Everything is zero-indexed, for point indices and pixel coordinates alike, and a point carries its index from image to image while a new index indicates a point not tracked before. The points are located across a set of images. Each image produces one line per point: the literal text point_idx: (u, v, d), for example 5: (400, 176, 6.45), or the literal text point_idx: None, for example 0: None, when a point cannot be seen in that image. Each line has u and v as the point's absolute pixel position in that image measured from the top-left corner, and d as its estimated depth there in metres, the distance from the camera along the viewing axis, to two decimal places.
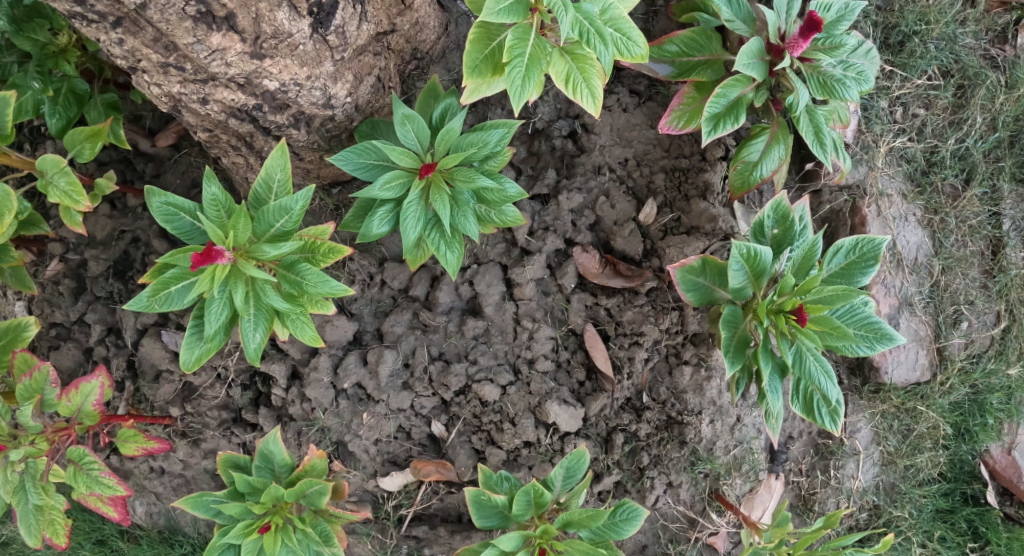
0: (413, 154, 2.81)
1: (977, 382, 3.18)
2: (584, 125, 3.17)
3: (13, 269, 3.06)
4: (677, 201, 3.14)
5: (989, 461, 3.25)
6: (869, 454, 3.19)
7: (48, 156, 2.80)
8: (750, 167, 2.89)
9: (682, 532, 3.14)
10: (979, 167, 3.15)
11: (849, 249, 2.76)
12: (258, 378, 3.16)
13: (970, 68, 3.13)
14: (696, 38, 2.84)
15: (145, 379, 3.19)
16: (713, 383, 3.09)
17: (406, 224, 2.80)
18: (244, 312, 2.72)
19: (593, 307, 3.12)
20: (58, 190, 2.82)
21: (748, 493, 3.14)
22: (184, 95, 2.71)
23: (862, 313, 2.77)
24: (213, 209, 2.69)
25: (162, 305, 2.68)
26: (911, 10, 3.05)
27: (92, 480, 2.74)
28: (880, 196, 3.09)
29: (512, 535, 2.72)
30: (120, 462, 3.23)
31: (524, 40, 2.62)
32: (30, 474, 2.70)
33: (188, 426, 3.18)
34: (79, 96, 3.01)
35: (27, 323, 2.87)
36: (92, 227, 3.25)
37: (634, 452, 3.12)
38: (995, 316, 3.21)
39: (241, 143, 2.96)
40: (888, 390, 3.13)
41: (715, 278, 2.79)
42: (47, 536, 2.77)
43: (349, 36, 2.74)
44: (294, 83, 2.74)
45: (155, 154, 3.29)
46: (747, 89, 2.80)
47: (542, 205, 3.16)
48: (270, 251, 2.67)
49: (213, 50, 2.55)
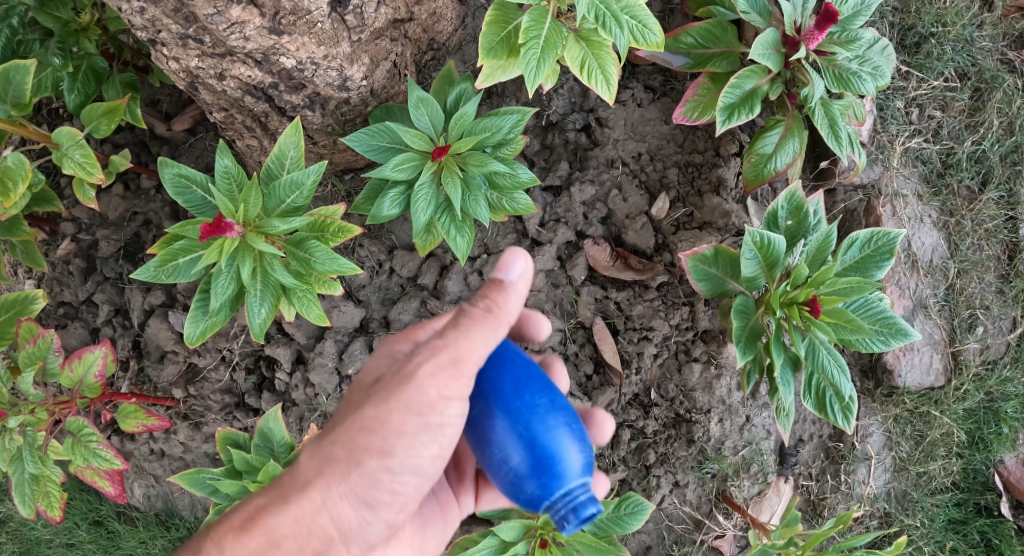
0: (426, 137, 2.81)
1: (992, 389, 3.13)
2: (599, 119, 3.16)
3: (24, 245, 3.04)
4: (690, 197, 3.10)
5: (1003, 472, 3.16)
6: (880, 460, 3.13)
7: (65, 128, 2.79)
8: (765, 159, 2.86)
9: (687, 534, 3.07)
10: (997, 170, 3.12)
11: (865, 242, 2.72)
12: (263, 361, 3.14)
13: (987, 71, 3.12)
14: (712, 30, 2.84)
15: (149, 359, 3.18)
16: (723, 381, 3.01)
17: (416, 206, 2.79)
18: (250, 287, 2.70)
19: (602, 301, 3.10)
20: (73, 162, 2.80)
21: (756, 496, 3.07)
22: (202, 70, 2.73)
23: (877, 308, 2.71)
24: (225, 181, 2.69)
25: (169, 276, 2.68)
26: (927, 12, 3.07)
27: (90, 452, 2.72)
28: (895, 196, 3.05)
29: (512, 524, 2.67)
30: (121, 443, 3.20)
31: (540, 23, 2.63)
32: (27, 443, 2.70)
33: (190, 408, 3.17)
34: (98, 73, 3.03)
35: (35, 296, 2.84)
36: (105, 206, 3.24)
37: (640, 450, 3.09)
38: (1011, 322, 3.16)
39: (256, 124, 2.98)
40: (901, 394, 3.08)
41: (727, 269, 2.76)
42: (41, 508, 2.76)
43: (366, 17, 2.75)
44: (311, 62, 2.75)
45: (170, 137, 3.29)
46: (762, 81, 2.80)
47: (554, 196, 3.15)
48: (279, 225, 2.66)
49: (232, 22, 2.56)
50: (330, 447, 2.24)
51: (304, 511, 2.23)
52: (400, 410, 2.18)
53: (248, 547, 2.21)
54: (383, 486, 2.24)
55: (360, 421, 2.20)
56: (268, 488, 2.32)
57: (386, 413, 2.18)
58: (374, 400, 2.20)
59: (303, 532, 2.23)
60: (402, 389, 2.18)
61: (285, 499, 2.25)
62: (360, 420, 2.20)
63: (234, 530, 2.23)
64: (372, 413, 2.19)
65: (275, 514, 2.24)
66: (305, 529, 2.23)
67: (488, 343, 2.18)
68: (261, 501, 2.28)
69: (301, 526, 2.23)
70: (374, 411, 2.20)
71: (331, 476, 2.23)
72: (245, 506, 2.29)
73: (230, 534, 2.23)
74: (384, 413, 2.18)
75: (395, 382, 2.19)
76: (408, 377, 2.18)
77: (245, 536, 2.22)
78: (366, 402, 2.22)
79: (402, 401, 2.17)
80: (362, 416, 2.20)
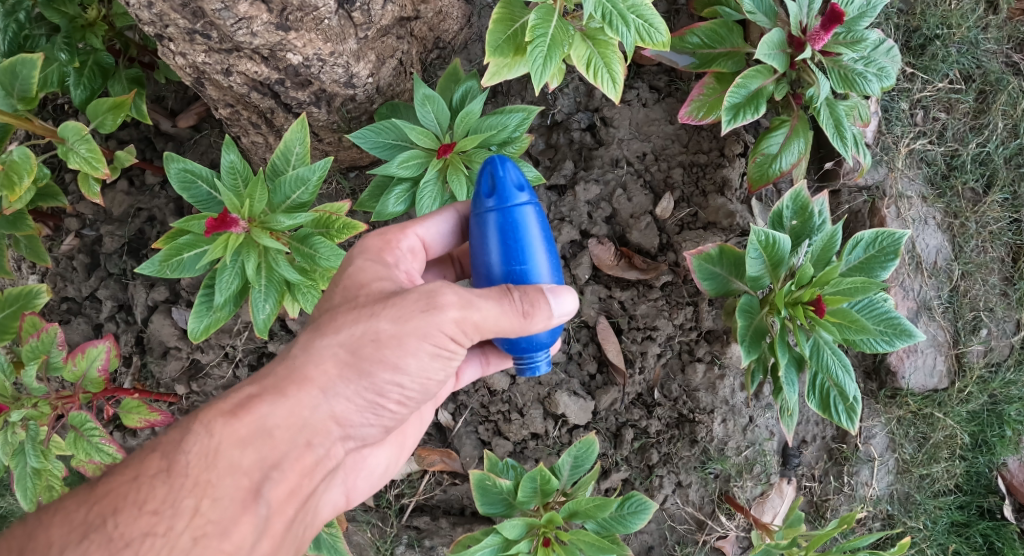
0: (432, 134, 2.81)
1: (995, 392, 3.13)
2: (604, 118, 3.16)
3: (28, 240, 3.03)
4: (695, 197, 3.10)
5: (1007, 475, 3.16)
6: (884, 462, 3.12)
7: (70, 123, 2.77)
8: (770, 159, 2.86)
9: (690, 534, 3.07)
10: (1001, 172, 3.12)
11: (869, 243, 2.72)
12: (266, 358, 3.15)
13: (992, 73, 3.13)
14: (718, 30, 2.84)
15: (153, 355, 3.18)
16: (726, 381, 3.01)
17: (422, 203, 2.80)
18: (255, 283, 2.69)
19: (606, 300, 3.10)
20: (78, 157, 2.79)
21: (759, 496, 3.07)
22: (208, 66, 2.73)
23: (882, 308, 2.71)
24: (230, 177, 2.69)
25: (174, 271, 2.69)
26: (932, 14, 3.07)
27: (92, 447, 2.71)
28: (900, 198, 3.06)
29: (516, 522, 2.69)
30: (123, 439, 3.20)
31: (547, 21, 2.63)
32: (29, 437, 2.70)
33: (193, 405, 3.18)
34: (104, 69, 3.01)
35: (38, 291, 2.84)
36: (110, 202, 3.23)
37: (643, 449, 3.09)
38: (1015, 325, 3.16)
39: (261, 121, 2.98)
40: (905, 395, 3.08)
41: (732, 268, 2.76)
42: (42, 501, 2.75)
43: (373, 14, 2.75)
44: (317, 58, 2.75)
45: (175, 134, 3.29)
46: (767, 81, 2.80)
47: (558, 195, 3.15)
48: (284, 221, 2.66)
49: (239, 18, 2.55)
50: (336, 348, 2.29)
51: (301, 405, 2.27)
52: (414, 336, 2.25)
53: (243, 436, 2.21)
54: (387, 393, 2.33)
55: (375, 334, 2.26)
56: (255, 376, 2.33)
57: (402, 333, 2.25)
58: (392, 313, 2.26)
59: (298, 425, 2.26)
60: (421, 315, 2.25)
61: (280, 388, 2.27)
62: (376, 333, 2.26)
63: (225, 416, 2.23)
64: (390, 330, 2.25)
65: (269, 403, 2.26)
66: (301, 421, 2.27)
67: (499, 307, 2.26)
68: (252, 390, 2.29)
69: (297, 418, 2.26)
70: (391, 327, 2.26)
71: (337, 374, 2.28)
72: (233, 394, 2.28)
73: (220, 418, 2.23)
74: (402, 333, 2.25)
75: (419, 305, 2.25)
76: (430, 305, 2.25)
77: (237, 425, 2.22)
78: (379, 313, 2.27)
79: (420, 327, 2.25)
80: (378, 328, 2.26)
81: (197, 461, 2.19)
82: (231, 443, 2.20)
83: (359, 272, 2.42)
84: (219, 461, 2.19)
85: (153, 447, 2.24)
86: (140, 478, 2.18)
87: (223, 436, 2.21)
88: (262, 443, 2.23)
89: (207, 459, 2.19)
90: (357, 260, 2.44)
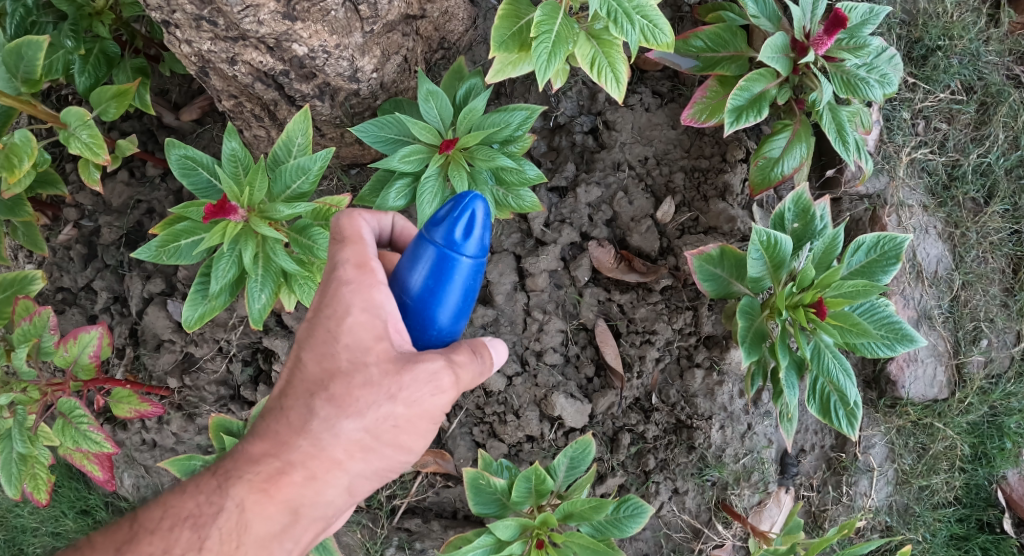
0: (435, 130, 2.80)
1: (995, 403, 3.11)
2: (606, 122, 3.16)
3: (26, 227, 2.99)
4: (695, 201, 3.09)
5: (1006, 488, 3.14)
6: (883, 472, 3.09)
7: (72, 109, 2.74)
8: (772, 163, 2.84)
9: (685, 542, 3.03)
10: (1001, 183, 3.14)
11: (871, 246, 2.71)
12: (261, 354, 3.14)
13: (993, 85, 3.15)
14: (721, 34, 2.85)
15: (145, 347, 3.15)
16: (725, 388, 2.98)
17: (422, 198, 2.77)
18: (252, 272, 2.66)
19: (605, 303, 3.08)
20: (80, 143, 2.76)
21: (757, 505, 3.03)
22: (214, 54, 2.72)
23: (883, 312, 2.69)
24: (231, 164, 2.67)
25: (170, 257, 2.67)
26: (934, 25, 3.10)
27: (80, 435, 2.67)
28: (901, 206, 3.05)
29: (509, 523, 2.64)
30: (113, 431, 3.19)
31: (552, 18, 2.64)
32: (16, 423, 2.64)
33: (185, 399, 3.14)
34: (109, 58, 2.96)
35: (34, 276, 2.77)
36: (109, 193, 3.21)
37: (640, 455, 3.05)
38: (1015, 336, 3.16)
39: (264, 113, 2.98)
40: (904, 405, 3.06)
41: (732, 269, 2.74)
42: (27, 489, 2.73)
43: (380, 9, 2.76)
44: (323, 50, 2.75)
45: (177, 127, 3.26)
46: (770, 85, 2.80)
47: (560, 197, 3.15)
48: (284, 210, 2.62)
49: (246, 5, 2.54)
50: (359, 431, 2.19)
51: (324, 483, 2.23)
52: (425, 420, 2.21)
53: (270, 515, 2.22)
54: (395, 463, 2.28)
55: (393, 419, 2.18)
56: (272, 445, 2.24)
57: (415, 418, 2.20)
58: (408, 398, 2.17)
59: (321, 501, 2.25)
60: (429, 397, 2.19)
61: (307, 468, 2.21)
62: (395, 418, 2.18)
63: (257, 493, 2.22)
64: (407, 414, 2.18)
65: (294, 480, 2.22)
66: (323, 497, 2.24)
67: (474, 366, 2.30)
68: (277, 463, 2.23)
69: (320, 495, 2.24)
70: (406, 411, 2.18)
71: (360, 458, 2.21)
72: (258, 465, 2.24)
73: (251, 495, 2.22)
74: (415, 416, 2.20)
75: (429, 388, 2.18)
76: (435, 386, 2.19)
77: (266, 503, 2.22)
78: (398, 395, 2.17)
79: (429, 413, 2.21)
80: (394, 414, 2.18)
81: (227, 536, 2.21)
82: (259, 520, 2.22)
83: (356, 329, 2.20)
84: (245, 536, 2.22)
85: (183, 516, 2.24)
86: (170, 551, 2.19)
87: (253, 513, 2.21)
88: (286, 519, 2.23)
89: (235, 534, 2.22)
90: (349, 315, 2.20)
